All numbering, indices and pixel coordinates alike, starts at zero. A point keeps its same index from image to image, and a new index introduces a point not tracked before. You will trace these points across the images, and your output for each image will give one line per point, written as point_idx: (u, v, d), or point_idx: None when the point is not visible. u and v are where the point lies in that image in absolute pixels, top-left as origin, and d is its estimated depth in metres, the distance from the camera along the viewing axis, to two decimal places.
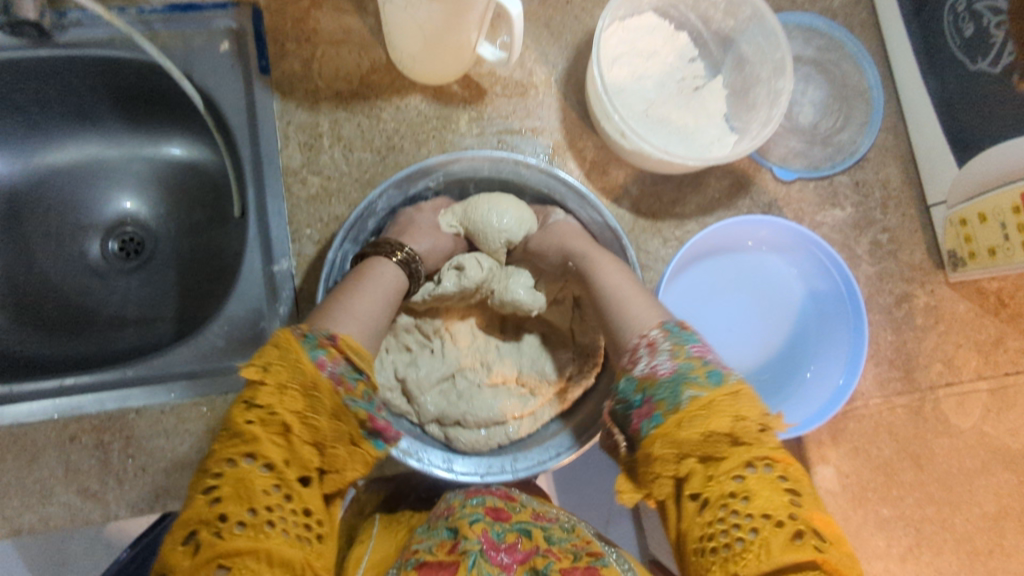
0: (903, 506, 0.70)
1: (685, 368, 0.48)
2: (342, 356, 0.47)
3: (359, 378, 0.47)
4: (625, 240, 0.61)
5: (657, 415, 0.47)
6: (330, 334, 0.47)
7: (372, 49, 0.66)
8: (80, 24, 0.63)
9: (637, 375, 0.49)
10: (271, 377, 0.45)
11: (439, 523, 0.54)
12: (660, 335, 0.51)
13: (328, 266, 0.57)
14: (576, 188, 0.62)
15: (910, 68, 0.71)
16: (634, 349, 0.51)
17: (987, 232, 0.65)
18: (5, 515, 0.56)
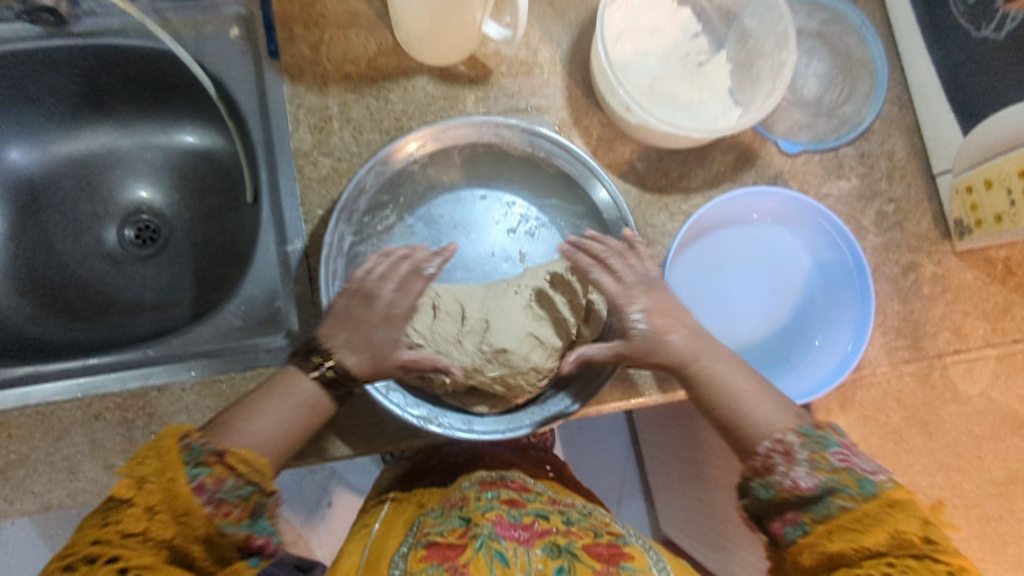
0: (912, 473, 0.71)
1: (830, 482, 0.47)
2: (233, 471, 0.45)
3: (250, 492, 0.46)
4: (618, 201, 0.64)
5: (802, 524, 0.47)
6: (216, 450, 0.46)
7: (379, 32, 0.68)
8: (93, 13, 0.64)
9: (777, 486, 0.49)
10: (142, 497, 0.43)
11: (453, 511, 0.57)
12: (796, 440, 0.50)
13: (327, 247, 0.58)
14: (560, 143, 0.64)
15: (914, 38, 0.72)
16: (767, 455, 0.50)
17: (993, 198, 0.65)
18: (33, 492, 0.58)
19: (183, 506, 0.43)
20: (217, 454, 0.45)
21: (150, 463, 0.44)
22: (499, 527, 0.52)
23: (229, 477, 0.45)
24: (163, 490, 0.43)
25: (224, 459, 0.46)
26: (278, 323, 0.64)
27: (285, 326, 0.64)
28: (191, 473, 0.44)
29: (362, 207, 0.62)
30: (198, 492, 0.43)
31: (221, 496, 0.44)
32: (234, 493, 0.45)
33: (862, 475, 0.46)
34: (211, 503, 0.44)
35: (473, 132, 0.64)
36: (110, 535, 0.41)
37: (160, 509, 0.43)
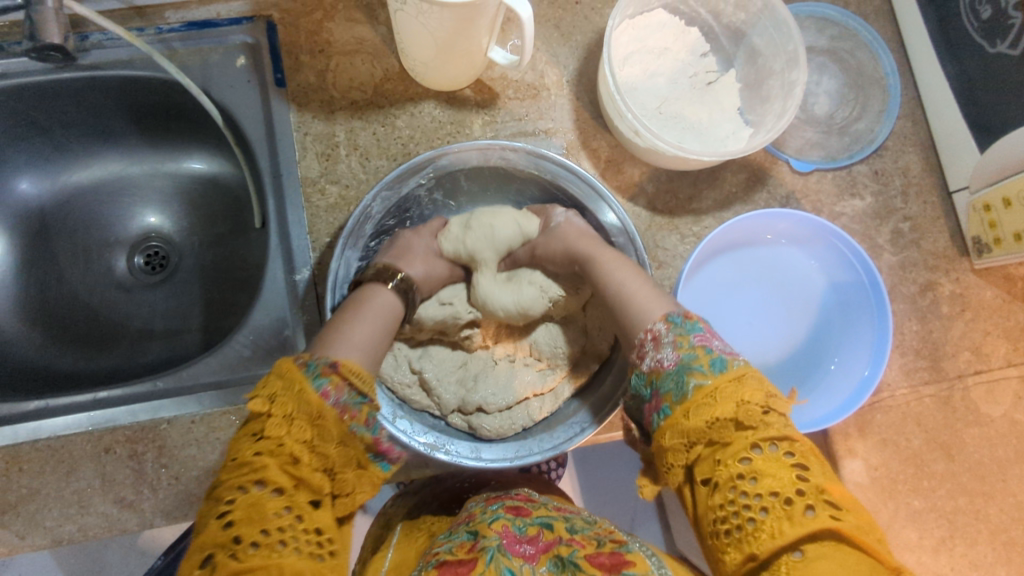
0: (935, 498, 0.69)
1: (687, 359, 0.48)
2: (348, 381, 0.46)
3: (363, 402, 0.46)
4: (631, 228, 0.62)
5: (664, 407, 0.47)
6: (330, 361, 0.46)
7: (385, 58, 0.67)
8: (101, 45, 0.65)
9: (646, 369, 0.50)
10: (277, 409, 0.42)
11: (460, 526, 0.56)
12: (663, 327, 0.51)
13: (333, 277, 0.57)
14: (568, 165, 0.62)
15: (927, 54, 0.70)
16: (640, 344, 0.52)
17: (1012, 217, 0.64)
18: (45, 526, 0.58)
19: (315, 412, 0.43)
20: (332, 366, 0.46)
21: (274, 385, 0.44)
22: (506, 541, 0.51)
23: (346, 387, 0.45)
24: (296, 399, 0.43)
25: (338, 369, 0.46)
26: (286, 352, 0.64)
27: (294, 355, 0.63)
28: (314, 384, 0.44)
29: (367, 233, 0.61)
30: (326, 398, 0.44)
31: (343, 401, 0.45)
32: (354, 400, 0.45)
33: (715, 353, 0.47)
34: (337, 407, 0.44)
35: (480, 155, 0.62)
36: (270, 447, 0.41)
37: (297, 415, 0.42)
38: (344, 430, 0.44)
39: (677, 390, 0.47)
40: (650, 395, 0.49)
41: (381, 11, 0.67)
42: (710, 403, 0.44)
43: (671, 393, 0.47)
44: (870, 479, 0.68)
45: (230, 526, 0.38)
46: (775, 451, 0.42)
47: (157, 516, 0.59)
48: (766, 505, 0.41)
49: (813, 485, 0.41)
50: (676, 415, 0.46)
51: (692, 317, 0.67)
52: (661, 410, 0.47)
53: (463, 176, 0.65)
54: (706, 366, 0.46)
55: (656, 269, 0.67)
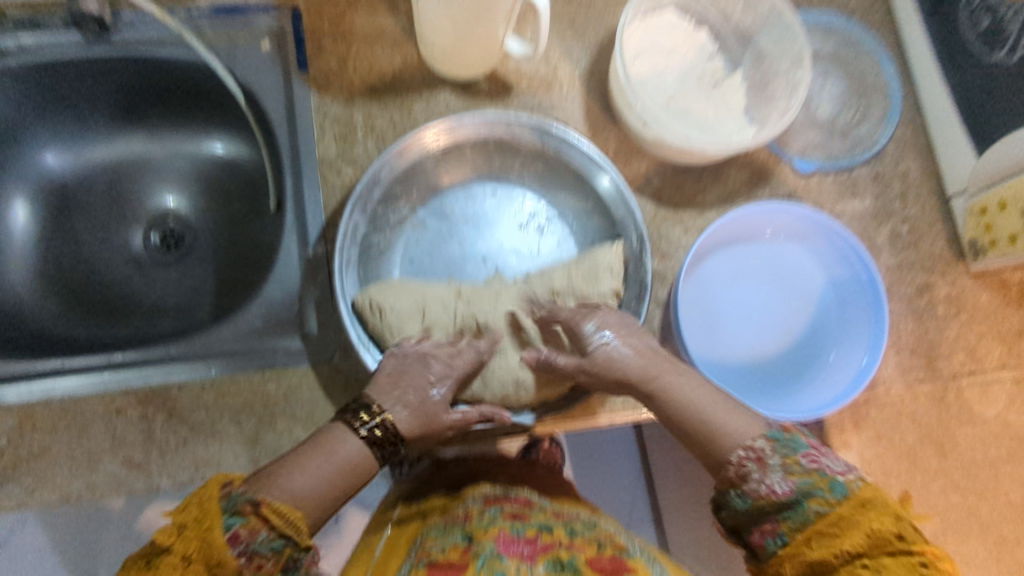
0: (927, 494, 0.70)
1: (804, 485, 0.49)
2: (268, 525, 0.45)
3: (281, 546, 0.45)
4: (631, 200, 0.66)
5: (782, 534, 0.49)
6: (256, 500, 0.45)
7: (404, 48, 0.70)
8: (132, 26, 0.67)
9: (754, 495, 0.50)
10: (179, 546, 0.43)
11: (456, 527, 0.57)
12: (767, 446, 0.51)
13: (342, 233, 0.61)
14: (570, 138, 0.67)
15: (927, 63, 0.73)
16: (740, 462, 0.51)
17: (1007, 220, 0.66)
18: (55, 483, 0.59)
19: (217, 556, 0.43)
20: (254, 504, 0.45)
21: (191, 512, 0.44)
22: (501, 545, 0.52)
23: (263, 530, 0.44)
24: (199, 538, 0.43)
25: (260, 509, 0.45)
26: (296, 324, 0.66)
27: (305, 328, 0.65)
28: (226, 524, 0.44)
29: (376, 198, 0.66)
30: (231, 543, 0.43)
31: (255, 548, 0.44)
32: (267, 545, 0.44)
33: (833, 476, 0.49)
34: (244, 555, 0.44)
35: (487, 129, 0.67)
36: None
37: (194, 559, 0.43)
38: None
39: (796, 517, 0.48)
40: (761, 519, 0.50)
41: (403, 3, 0.70)
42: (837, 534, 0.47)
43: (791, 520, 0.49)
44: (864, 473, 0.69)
45: None
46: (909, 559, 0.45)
47: (164, 479, 0.60)
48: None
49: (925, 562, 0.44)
50: (795, 543, 0.48)
51: (693, 306, 0.69)
52: None
53: (471, 149, 0.69)
54: (828, 491, 0.48)
55: (659, 259, 0.69)
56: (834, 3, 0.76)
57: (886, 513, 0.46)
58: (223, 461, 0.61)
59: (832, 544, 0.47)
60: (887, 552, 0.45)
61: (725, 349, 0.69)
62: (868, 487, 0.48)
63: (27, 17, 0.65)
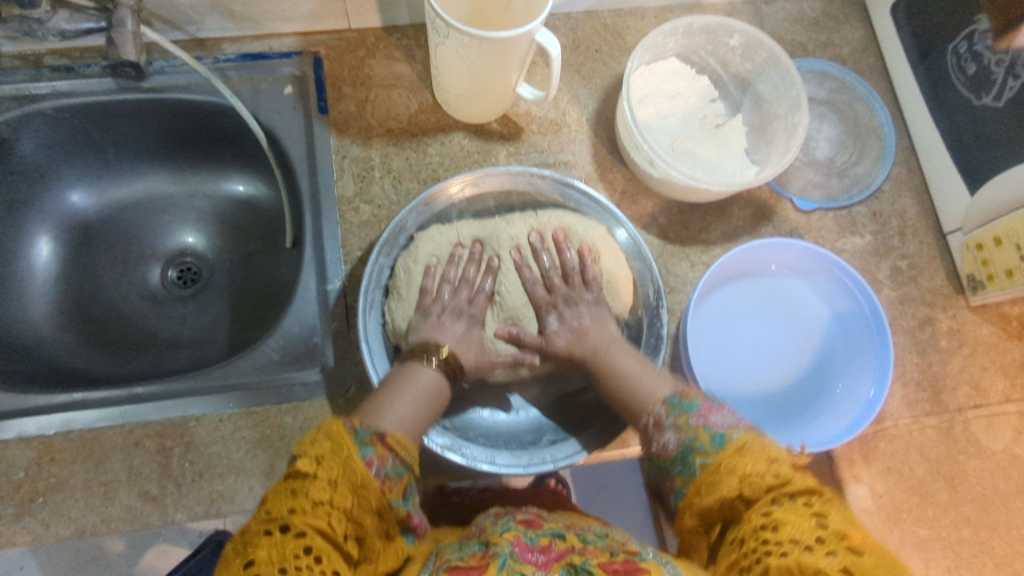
0: (940, 528, 0.70)
1: (689, 440, 0.50)
2: (392, 450, 0.48)
3: (404, 473, 0.48)
4: (649, 256, 0.66)
5: (679, 488, 0.50)
6: (379, 431, 0.49)
7: (420, 93, 0.73)
8: (163, 71, 0.71)
9: (654, 452, 0.53)
10: (323, 471, 0.44)
11: (470, 540, 0.52)
12: (664, 410, 0.54)
13: (367, 279, 0.62)
14: (589, 194, 0.67)
15: (919, 107, 0.76)
16: (644, 427, 0.55)
17: (1003, 255, 0.68)
18: (71, 516, 0.59)
19: (358, 478, 0.45)
20: (378, 436, 0.48)
21: (324, 444, 0.46)
22: (518, 547, 0.48)
23: (389, 456, 0.48)
24: (341, 464, 0.45)
25: (384, 439, 0.48)
26: (314, 358, 0.66)
27: (320, 361, 0.66)
28: (362, 451, 0.46)
29: (402, 245, 0.66)
30: (369, 467, 0.46)
31: (385, 472, 0.47)
32: (394, 470, 0.48)
33: (712, 430, 0.49)
34: (378, 478, 0.46)
35: (510, 183, 0.67)
36: (306, 504, 0.42)
37: (341, 482, 0.44)
38: (380, 499, 0.46)
39: (686, 471, 0.50)
40: (664, 477, 0.52)
41: (419, 51, 0.74)
42: (719, 479, 0.47)
43: (683, 475, 0.50)
44: (875, 506, 0.69)
45: (253, 564, 0.40)
46: (792, 502, 0.44)
47: (180, 511, 0.61)
48: (786, 550, 0.41)
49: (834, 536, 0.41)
50: (691, 494, 0.49)
51: (701, 338, 0.70)
52: (676, 491, 0.51)
53: (494, 201, 0.69)
54: (707, 443, 0.49)
55: (667, 294, 0.71)
56: (827, 52, 0.80)
57: (761, 457, 0.46)
58: (240, 491, 0.61)
59: (715, 491, 0.47)
60: (773, 500, 0.44)
61: (734, 382, 0.70)
62: (746, 434, 0.48)
63: (63, 63, 0.70)
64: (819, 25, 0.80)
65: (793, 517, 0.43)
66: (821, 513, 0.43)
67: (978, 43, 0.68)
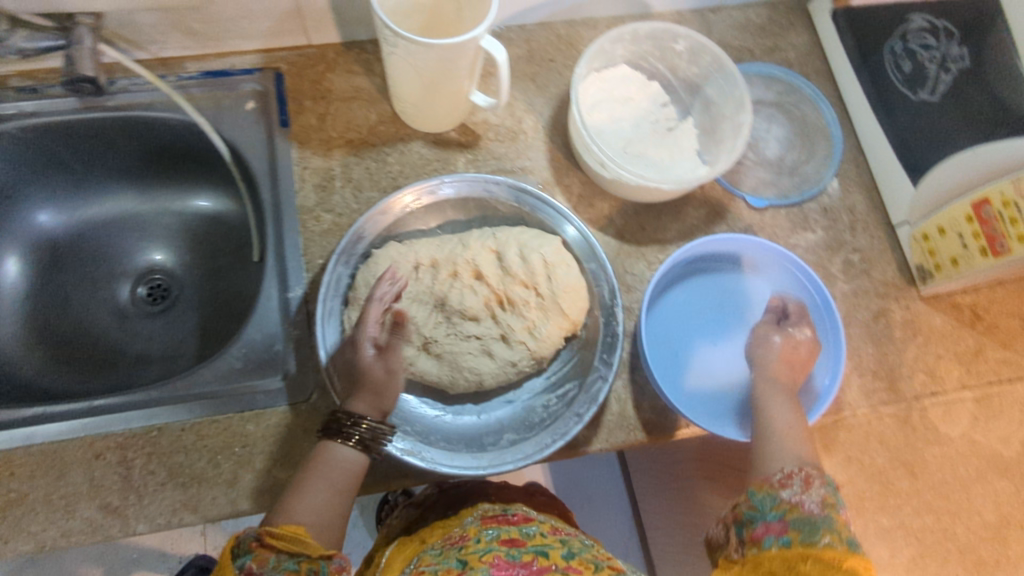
0: (901, 515, 0.71)
1: (831, 517, 0.54)
2: (275, 549, 0.47)
3: (297, 563, 0.47)
4: (602, 255, 0.68)
5: (787, 537, 0.54)
6: (256, 535, 0.47)
7: (379, 104, 0.75)
8: (126, 90, 0.73)
9: (783, 498, 0.56)
10: None
11: (452, 550, 0.55)
12: (813, 476, 0.57)
13: (325, 288, 0.63)
14: (543, 199, 0.69)
15: (862, 105, 0.79)
16: (784, 475, 0.58)
17: (947, 244, 0.70)
18: (30, 529, 0.59)
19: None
20: (257, 539, 0.47)
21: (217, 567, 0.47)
22: (496, 570, 0.50)
23: (271, 555, 0.47)
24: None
25: (264, 542, 0.47)
26: (277, 364, 0.67)
27: (284, 368, 0.67)
28: (239, 564, 0.46)
29: (361, 253, 0.67)
30: None
31: (270, 574, 0.46)
32: (282, 567, 0.47)
33: (848, 531, 0.53)
34: None
35: (466, 190, 0.68)
36: None
37: None
38: None
39: (807, 533, 0.53)
40: (773, 518, 0.55)
41: (378, 65, 0.77)
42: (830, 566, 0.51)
43: (800, 532, 0.54)
44: (837, 496, 0.70)
45: None
46: None
47: (142, 522, 0.60)
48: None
49: None
50: (793, 554, 0.53)
51: (659, 335, 0.72)
52: (781, 537, 0.54)
53: (450, 209, 0.71)
54: (841, 538, 0.52)
55: (625, 292, 0.72)
56: (774, 56, 0.83)
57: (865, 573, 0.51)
58: (203, 500, 0.61)
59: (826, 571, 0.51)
60: None
61: (692, 377, 0.71)
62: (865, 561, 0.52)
63: (29, 85, 0.71)
64: (765, 31, 0.84)
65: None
66: None
67: (912, 41, 0.71)
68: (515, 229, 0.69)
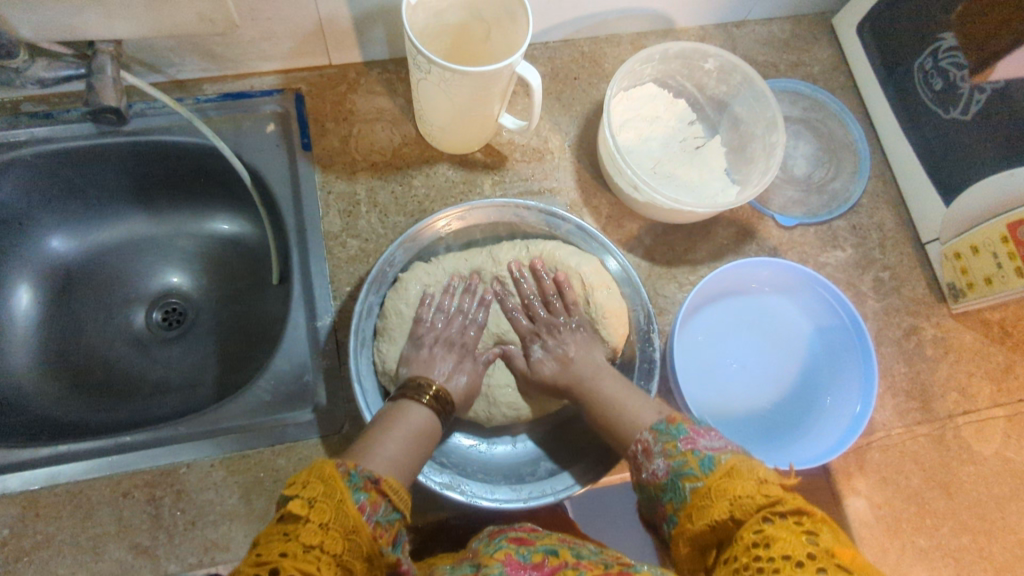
0: (939, 536, 0.70)
1: (679, 466, 0.49)
2: (385, 497, 0.44)
3: (398, 518, 0.45)
4: (638, 282, 0.66)
5: (671, 515, 0.49)
6: (373, 475, 0.45)
7: (403, 125, 0.74)
8: (143, 114, 0.70)
9: (647, 481, 0.52)
10: (315, 514, 0.40)
11: (462, 561, 0.50)
12: (651, 437, 0.52)
13: (355, 322, 0.61)
14: (576, 225, 0.67)
15: (890, 122, 0.78)
16: (635, 454, 0.54)
17: (980, 263, 0.69)
18: (58, 573, 0.57)
19: (350, 528, 0.41)
20: (372, 480, 0.44)
21: (314, 486, 0.41)
22: (509, 568, 0.46)
23: (382, 503, 0.44)
24: (335, 507, 0.41)
25: (379, 485, 0.45)
26: (306, 395, 0.66)
27: (313, 399, 0.65)
28: (354, 495, 0.42)
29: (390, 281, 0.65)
30: (365, 512, 0.42)
31: (378, 519, 0.43)
32: (386, 518, 0.44)
33: (700, 455, 0.48)
34: (372, 524, 0.42)
35: (495, 216, 0.66)
36: (303, 549, 0.38)
37: (335, 526, 0.40)
38: (375, 549, 0.42)
39: (677, 496, 0.49)
40: (659, 504, 0.51)
41: (400, 85, 0.75)
42: (710, 504, 0.46)
43: (674, 500, 0.49)
44: (875, 518, 0.69)
45: None
46: (785, 520, 0.42)
47: (172, 562, 0.59)
48: (777, 566, 0.39)
49: (825, 548, 0.40)
50: (683, 522, 0.48)
51: (689, 360, 0.71)
52: (669, 518, 0.50)
53: (479, 233, 0.69)
54: (696, 469, 0.48)
55: (657, 315, 0.71)
56: (798, 72, 0.82)
57: (751, 479, 0.45)
58: (235, 539, 0.60)
59: (707, 516, 0.46)
60: (767, 518, 0.42)
61: (721, 402, 0.70)
62: (735, 456, 0.47)
63: (41, 110, 0.69)
64: (789, 46, 0.83)
65: (779, 533, 0.41)
66: (814, 528, 0.41)
67: (942, 59, 0.70)
68: (548, 253, 0.68)
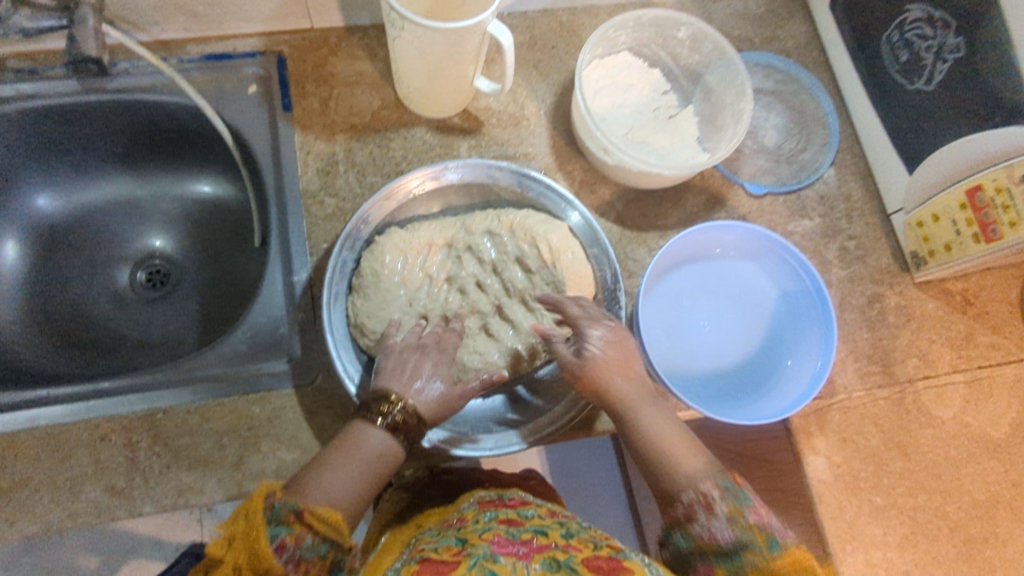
0: (895, 495, 0.72)
1: (746, 537, 0.45)
2: (312, 530, 0.45)
3: (328, 549, 0.45)
4: (605, 241, 0.68)
5: None
6: (297, 508, 0.45)
7: (382, 89, 0.75)
8: (128, 72, 0.72)
9: (693, 537, 0.47)
10: (231, 554, 0.43)
11: (450, 530, 0.54)
12: (715, 492, 0.47)
13: (329, 273, 0.63)
14: (546, 184, 0.69)
15: (860, 95, 0.80)
16: (687, 506, 0.48)
17: (941, 230, 0.72)
18: (35, 512, 0.59)
19: (263, 566, 0.42)
20: (296, 513, 0.45)
21: (239, 524, 0.43)
22: (496, 546, 0.48)
23: (307, 536, 0.45)
24: (249, 547, 0.42)
25: (303, 517, 0.45)
26: (282, 346, 0.68)
27: (289, 351, 0.67)
28: (272, 532, 0.43)
29: (365, 237, 0.67)
30: (280, 551, 0.42)
31: (301, 554, 0.44)
32: (313, 550, 0.44)
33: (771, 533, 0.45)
34: (292, 562, 0.43)
35: (469, 175, 0.69)
36: None
37: (245, 566, 0.42)
38: None
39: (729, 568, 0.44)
40: (696, 563, 0.46)
41: (381, 50, 0.77)
42: None
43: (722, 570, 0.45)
44: (833, 476, 0.72)
45: None
46: None
47: (147, 504, 0.61)
48: None
49: None
50: None
51: (654, 320, 0.73)
52: None
53: (454, 194, 0.71)
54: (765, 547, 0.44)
55: (627, 278, 0.73)
56: (772, 46, 0.84)
57: None
58: (209, 482, 0.62)
59: None
60: None
61: (687, 362, 0.73)
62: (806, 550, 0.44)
63: (27, 66, 0.70)
64: (764, 21, 0.85)
65: None
66: None
67: (908, 30, 0.72)
68: (520, 213, 0.69)
